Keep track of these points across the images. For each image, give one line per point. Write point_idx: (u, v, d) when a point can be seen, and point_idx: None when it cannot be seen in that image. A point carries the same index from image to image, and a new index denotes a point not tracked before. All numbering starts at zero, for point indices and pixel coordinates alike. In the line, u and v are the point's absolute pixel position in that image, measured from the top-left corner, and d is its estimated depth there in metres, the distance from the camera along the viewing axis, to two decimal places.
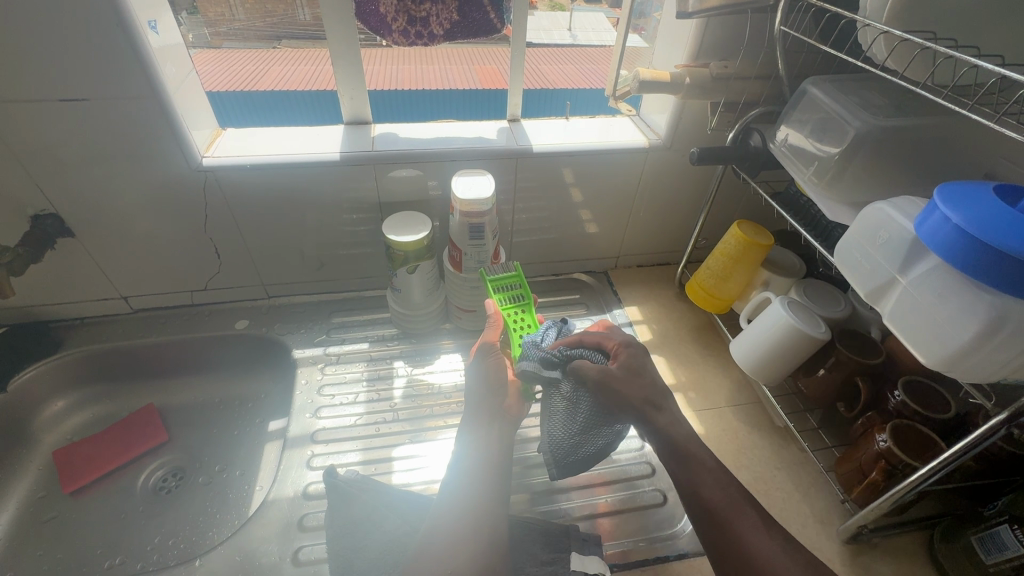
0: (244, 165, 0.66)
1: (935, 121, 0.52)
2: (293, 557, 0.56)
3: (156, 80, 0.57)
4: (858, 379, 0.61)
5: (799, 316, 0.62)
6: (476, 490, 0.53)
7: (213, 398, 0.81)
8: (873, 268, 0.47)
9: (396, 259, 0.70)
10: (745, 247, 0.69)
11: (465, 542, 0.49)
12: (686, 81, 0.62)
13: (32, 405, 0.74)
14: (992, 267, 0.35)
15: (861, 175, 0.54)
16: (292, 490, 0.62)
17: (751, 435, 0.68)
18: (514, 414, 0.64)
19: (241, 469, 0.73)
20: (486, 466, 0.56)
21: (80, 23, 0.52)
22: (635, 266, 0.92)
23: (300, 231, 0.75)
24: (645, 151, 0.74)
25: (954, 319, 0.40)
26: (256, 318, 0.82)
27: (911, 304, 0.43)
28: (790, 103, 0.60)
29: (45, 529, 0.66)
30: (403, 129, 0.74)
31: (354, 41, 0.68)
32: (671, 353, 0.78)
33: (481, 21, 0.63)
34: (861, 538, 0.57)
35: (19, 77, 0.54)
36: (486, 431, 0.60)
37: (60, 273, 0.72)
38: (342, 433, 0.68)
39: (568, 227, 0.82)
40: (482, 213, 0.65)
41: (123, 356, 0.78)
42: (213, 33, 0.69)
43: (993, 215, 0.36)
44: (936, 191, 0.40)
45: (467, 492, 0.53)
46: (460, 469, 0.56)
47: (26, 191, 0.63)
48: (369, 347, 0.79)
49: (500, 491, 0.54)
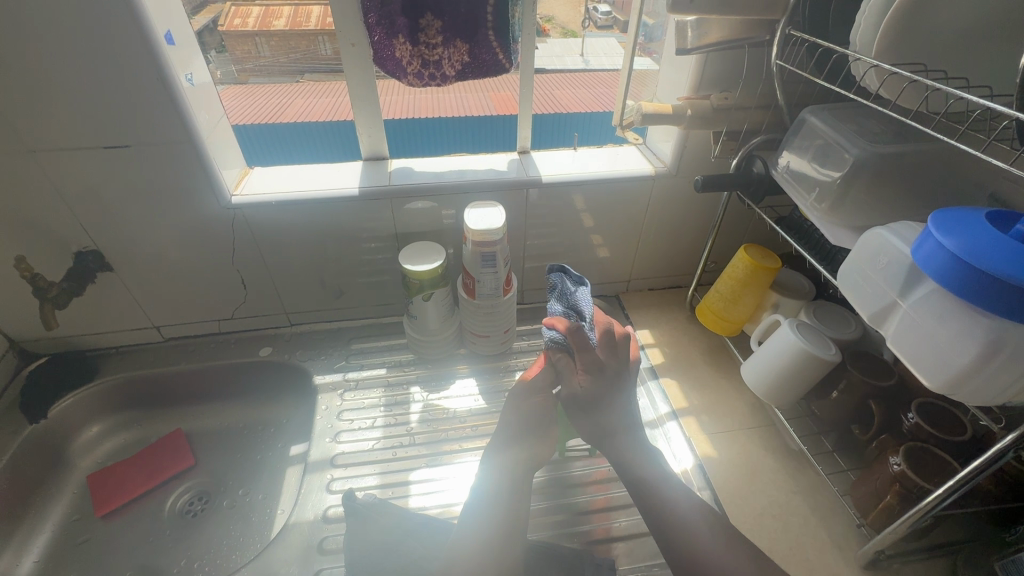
0: (269, 202, 0.70)
1: (930, 147, 0.53)
2: None
3: (191, 126, 0.62)
4: (871, 401, 0.61)
5: (808, 337, 0.63)
6: (491, 509, 0.54)
7: (240, 423, 0.84)
8: (874, 291, 0.47)
9: (412, 287, 0.73)
10: (752, 270, 0.70)
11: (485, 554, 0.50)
12: (688, 112, 0.65)
13: (70, 431, 0.78)
14: (991, 293, 0.36)
15: (861, 200, 0.55)
16: (312, 514, 0.63)
17: (766, 458, 0.67)
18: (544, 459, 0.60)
19: (263, 492, 0.76)
20: (507, 484, 0.56)
21: (124, 77, 0.57)
22: (646, 289, 0.93)
23: (322, 261, 0.79)
24: (652, 178, 0.76)
25: (951, 341, 0.40)
26: (279, 344, 0.85)
27: (911, 327, 0.43)
28: (790, 130, 0.62)
29: (79, 551, 0.69)
30: (418, 163, 0.78)
31: (372, 82, 0.72)
32: (684, 376, 0.78)
33: (491, 61, 0.67)
34: (879, 563, 0.56)
35: (71, 129, 0.59)
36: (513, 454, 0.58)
37: (99, 304, 0.76)
38: (361, 457, 0.69)
39: (579, 253, 0.85)
40: (493, 242, 0.68)
41: (154, 383, 0.82)
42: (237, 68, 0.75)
43: (985, 241, 0.37)
44: (929, 218, 0.41)
45: (482, 514, 0.53)
46: (480, 488, 0.56)
47: (71, 231, 0.68)
48: (387, 372, 0.81)
49: (515, 508, 0.54)
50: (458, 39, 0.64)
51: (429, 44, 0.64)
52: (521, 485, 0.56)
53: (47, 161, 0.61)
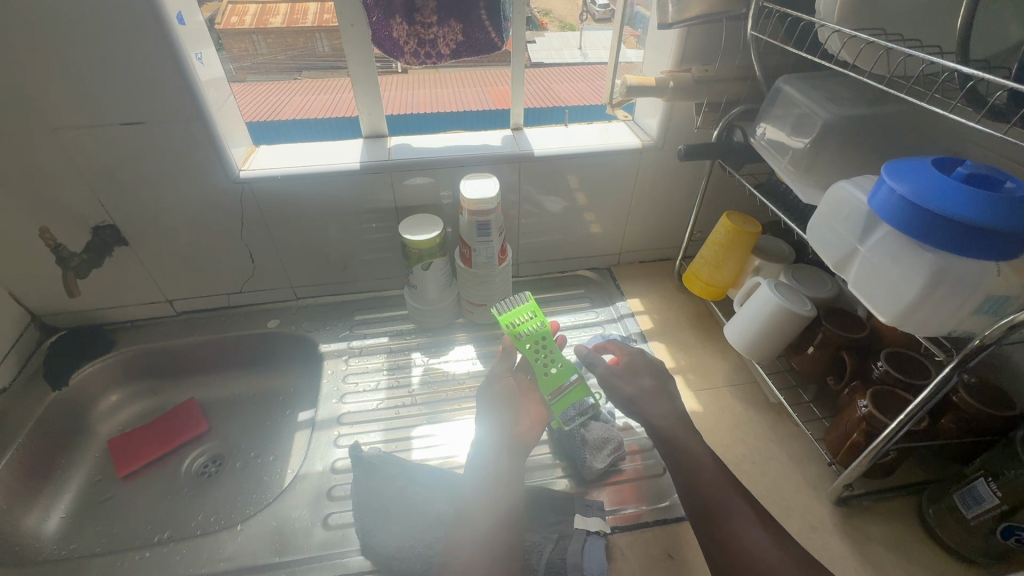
0: (275, 177, 0.74)
1: (894, 109, 0.57)
2: (324, 522, 0.61)
3: (201, 103, 0.66)
4: (844, 352, 0.65)
5: (785, 295, 0.67)
6: (491, 465, 0.60)
7: (249, 392, 0.89)
8: (838, 239, 0.51)
9: (412, 257, 0.77)
10: (734, 236, 0.74)
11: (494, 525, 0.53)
12: (670, 85, 0.68)
13: (90, 399, 0.82)
14: (938, 231, 0.40)
15: (830, 162, 0.59)
16: (321, 466, 0.67)
17: (747, 411, 0.71)
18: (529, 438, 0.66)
19: (273, 454, 0.80)
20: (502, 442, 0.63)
21: (139, 56, 0.61)
22: (637, 262, 0.97)
23: (325, 235, 0.83)
24: (639, 151, 0.80)
25: (902, 278, 0.44)
26: (285, 317, 0.89)
27: (868, 269, 0.47)
28: (767, 100, 0.66)
29: (103, 508, 0.74)
30: (416, 140, 0.82)
31: (371, 62, 0.76)
32: (672, 340, 0.82)
33: (483, 40, 0.71)
34: (849, 500, 0.60)
35: (89, 106, 0.63)
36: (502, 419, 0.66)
37: (115, 278, 0.81)
38: (365, 415, 0.74)
39: (571, 226, 0.89)
40: (488, 211, 0.72)
41: (169, 354, 0.86)
42: (238, 67, 0.79)
43: (933, 184, 0.41)
44: (884, 167, 0.45)
45: (485, 469, 0.59)
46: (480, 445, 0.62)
47: (90, 206, 0.72)
48: (388, 340, 0.85)
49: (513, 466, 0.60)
50: (453, 18, 0.68)
51: (425, 24, 0.68)
52: (512, 446, 0.63)
53: (67, 138, 0.65)
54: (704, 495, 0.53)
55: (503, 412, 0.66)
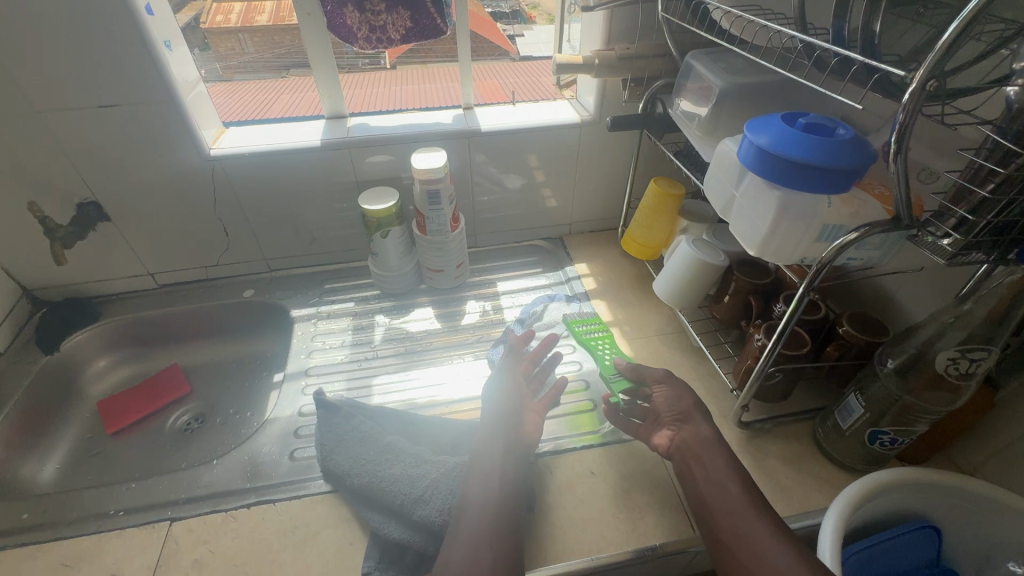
0: (243, 154, 0.81)
1: (780, 77, 0.65)
2: (291, 455, 0.68)
3: (171, 86, 0.73)
4: (751, 297, 0.73)
5: (701, 249, 0.75)
6: (500, 426, 0.64)
7: (229, 358, 0.97)
8: (722, 187, 0.59)
9: (371, 226, 0.84)
10: (661, 198, 0.82)
11: (484, 546, 0.52)
12: (596, 62, 0.76)
13: (80, 364, 0.89)
14: (786, 172, 0.47)
15: (727, 125, 0.67)
16: (289, 411, 0.75)
17: (673, 355, 0.80)
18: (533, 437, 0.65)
19: (251, 410, 0.88)
20: (510, 405, 0.67)
21: (113, 43, 0.68)
22: (587, 232, 1.05)
23: (293, 209, 0.90)
24: (577, 126, 0.87)
25: (761, 214, 0.52)
26: (260, 287, 0.96)
27: (740, 210, 0.55)
28: (682, 74, 0.73)
29: (95, 459, 0.81)
30: (374, 119, 0.89)
31: (328, 47, 0.83)
32: (612, 298, 0.90)
33: (429, 25, 0.78)
34: (751, 423, 0.69)
35: (69, 90, 0.70)
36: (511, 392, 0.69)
37: (100, 252, 0.88)
38: (331, 369, 0.81)
39: (521, 197, 0.96)
40: (437, 180, 0.79)
41: (153, 323, 0.93)
42: (224, 65, 0.90)
43: (782, 134, 0.48)
44: (747, 124, 0.52)
45: (493, 429, 0.63)
46: (490, 408, 0.67)
47: (73, 184, 0.79)
48: (354, 305, 0.93)
49: (516, 427, 0.64)
50: (400, 6, 0.75)
51: (374, 11, 0.75)
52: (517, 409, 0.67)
53: (50, 120, 0.72)
54: (713, 503, 0.56)
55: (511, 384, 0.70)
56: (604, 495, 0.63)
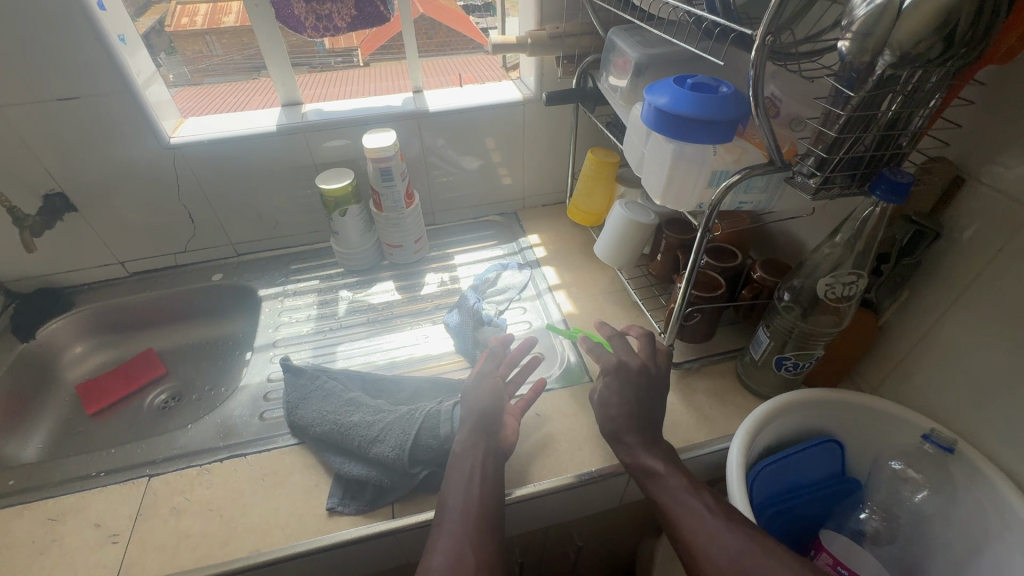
0: (202, 142, 0.85)
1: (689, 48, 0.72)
2: (260, 415, 0.74)
3: (127, 77, 0.77)
4: (679, 251, 0.80)
5: (633, 210, 0.82)
6: (470, 421, 0.63)
7: (203, 340, 1.02)
8: (635, 147, 0.65)
9: (329, 205, 0.89)
10: (598, 167, 0.89)
11: (465, 543, 0.51)
12: (529, 41, 0.82)
13: (57, 351, 0.93)
14: (680, 128, 0.53)
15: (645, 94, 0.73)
16: (258, 378, 0.80)
17: (614, 310, 0.87)
18: (510, 440, 0.63)
19: (225, 386, 0.93)
20: (483, 403, 0.65)
21: (68, 38, 0.72)
22: (540, 205, 1.11)
23: (255, 194, 0.95)
24: (520, 104, 0.93)
25: (663, 166, 0.59)
26: (228, 270, 1.01)
27: (648, 166, 0.62)
28: (607, 50, 0.79)
29: (75, 437, 0.86)
30: (328, 105, 0.94)
31: (279, 37, 0.88)
32: (561, 263, 0.97)
33: (374, 12, 0.83)
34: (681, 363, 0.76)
35: (28, 84, 0.74)
36: (485, 390, 0.67)
37: (68, 243, 0.91)
38: (298, 340, 0.87)
39: (474, 174, 1.02)
40: (388, 158, 0.85)
41: (125, 310, 0.97)
42: (192, 70, 0.95)
43: (674, 95, 0.54)
44: (647, 88, 0.58)
45: (463, 427, 0.62)
46: (461, 409, 0.65)
47: (38, 176, 0.82)
48: (319, 283, 0.98)
49: (491, 424, 0.63)
50: None
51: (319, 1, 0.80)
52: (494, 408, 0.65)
53: (11, 114, 0.76)
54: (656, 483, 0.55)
55: (484, 386, 0.67)
56: (546, 433, 0.70)
